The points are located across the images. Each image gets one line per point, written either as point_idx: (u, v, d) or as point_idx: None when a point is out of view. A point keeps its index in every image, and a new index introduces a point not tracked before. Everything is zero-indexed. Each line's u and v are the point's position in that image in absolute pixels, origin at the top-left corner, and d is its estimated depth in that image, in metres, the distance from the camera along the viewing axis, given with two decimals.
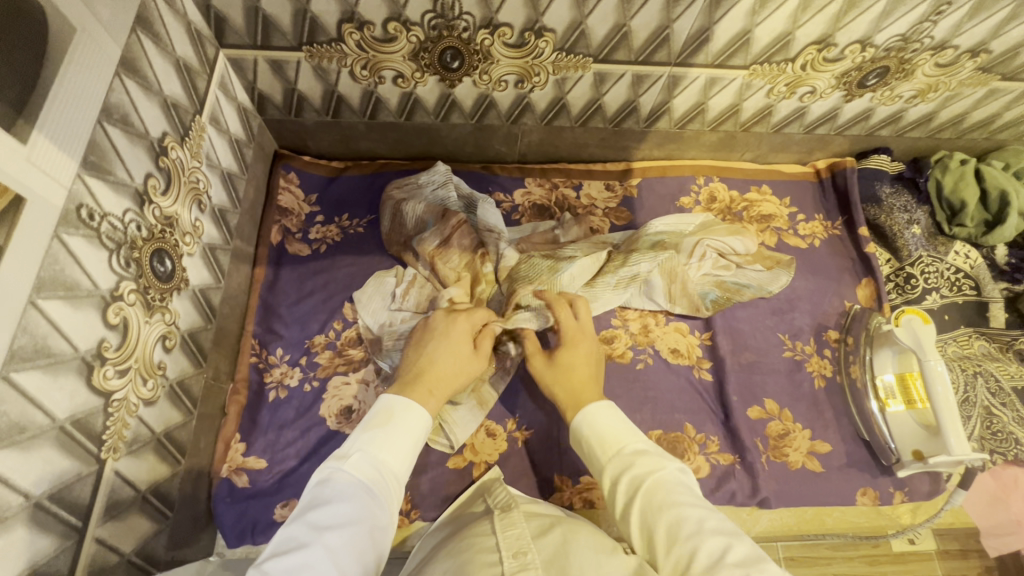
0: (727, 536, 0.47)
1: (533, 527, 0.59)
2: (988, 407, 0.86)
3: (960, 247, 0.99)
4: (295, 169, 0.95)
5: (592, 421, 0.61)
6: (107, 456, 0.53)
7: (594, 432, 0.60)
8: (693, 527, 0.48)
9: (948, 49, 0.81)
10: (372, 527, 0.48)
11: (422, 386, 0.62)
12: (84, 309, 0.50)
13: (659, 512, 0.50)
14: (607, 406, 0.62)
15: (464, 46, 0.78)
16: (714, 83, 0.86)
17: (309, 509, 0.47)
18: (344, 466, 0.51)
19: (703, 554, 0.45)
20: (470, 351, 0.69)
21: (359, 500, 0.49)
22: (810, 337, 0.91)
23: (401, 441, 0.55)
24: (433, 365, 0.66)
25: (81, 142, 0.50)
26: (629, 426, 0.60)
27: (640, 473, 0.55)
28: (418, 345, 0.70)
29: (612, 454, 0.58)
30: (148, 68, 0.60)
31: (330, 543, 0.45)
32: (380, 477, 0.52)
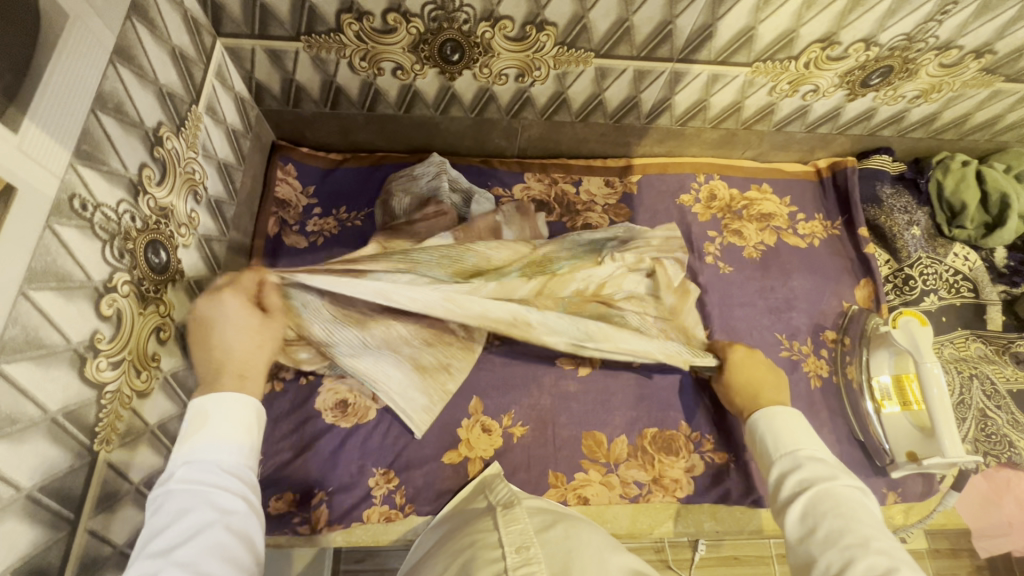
0: (892, 558, 0.47)
1: (538, 522, 0.58)
2: (983, 409, 0.86)
3: (960, 249, 0.98)
4: (293, 161, 0.94)
5: (774, 417, 0.64)
6: (100, 448, 0.53)
7: (771, 426, 0.64)
8: (857, 540, 0.49)
9: (953, 50, 0.80)
10: (227, 525, 0.49)
11: (229, 375, 0.59)
12: (76, 301, 0.49)
13: (828, 515, 0.52)
14: (789, 410, 0.65)
15: (464, 39, 0.77)
16: (717, 80, 0.85)
17: (151, 539, 0.48)
18: (172, 485, 0.51)
19: (860, 564, 0.46)
20: (258, 319, 0.63)
21: (199, 508, 0.49)
22: (807, 337, 0.91)
23: (227, 437, 0.54)
24: (230, 355, 0.60)
25: (74, 131, 0.49)
26: (809, 433, 0.62)
27: (810, 476, 0.57)
28: (204, 342, 0.60)
29: (786, 451, 0.61)
30: (143, 57, 0.59)
31: (182, 559, 0.46)
32: (211, 476, 0.52)
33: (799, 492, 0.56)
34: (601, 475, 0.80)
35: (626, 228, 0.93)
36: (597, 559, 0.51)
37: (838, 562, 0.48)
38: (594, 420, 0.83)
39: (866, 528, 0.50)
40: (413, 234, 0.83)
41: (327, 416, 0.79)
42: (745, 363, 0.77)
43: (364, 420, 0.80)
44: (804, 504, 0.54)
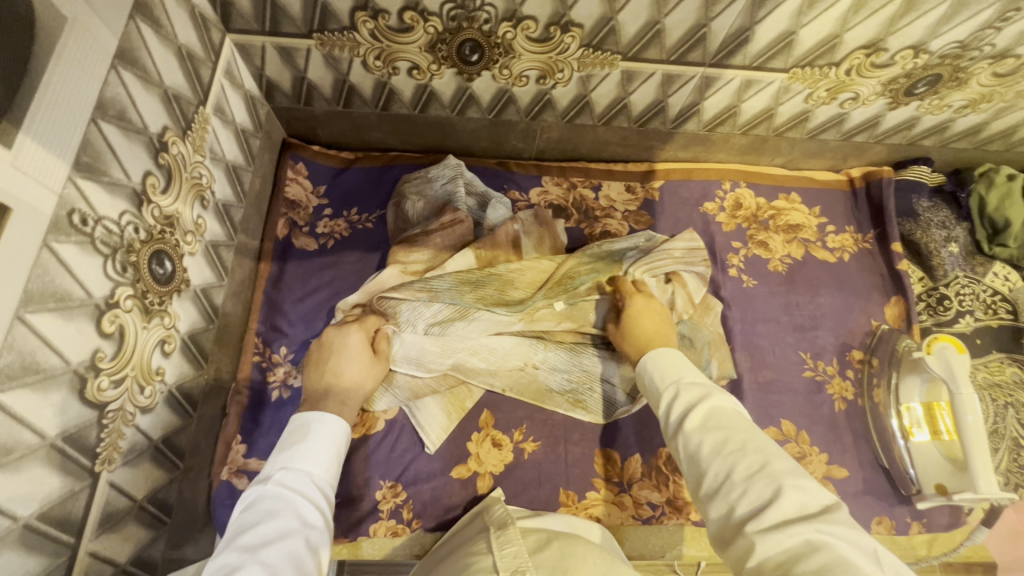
0: (764, 453, 0.45)
1: (531, 543, 0.58)
2: (1017, 439, 0.82)
3: (999, 269, 0.93)
4: (304, 160, 0.91)
5: (664, 358, 0.61)
6: (101, 468, 0.51)
7: (655, 366, 0.61)
8: (736, 445, 0.46)
9: (1009, 58, 0.75)
10: (308, 537, 0.47)
11: (333, 400, 0.65)
12: (76, 320, 0.47)
13: (710, 432, 0.48)
14: (675, 352, 0.62)
15: (484, 39, 0.73)
16: (750, 86, 0.80)
17: (240, 535, 0.46)
18: (267, 484, 0.50)
19: (741, 469, 0.45)
20: (368, 357, 0.71)
21: (288, 514, 0.48)
22: (832, 356, 0.87)
23: (324, 450, 0.55)
24: (340, 380, 0.68)
25: (73, 143, 0.46)
26: (688, 364, 0.59)
27: (690, 398, 0.53)
28: (319, 363, 0.70)
29: (669, 382, 0.58)
30: (148, 59, 0.56)
31: (266, 560, 0.43)
32: (304, 487, 0.51)
33: (686, 415, 0.52)
34: (614, 495, 0.78)
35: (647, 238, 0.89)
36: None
37: (722, 473, 0.46)
38: (608, 438, 0.80)
39: (744, 432, 0.48)
40: (428, 246, 0.84)
41: None
42: (647, 312, 0.74)
43: (373, 430, 0.78)
44: (695, 424, 0.50)
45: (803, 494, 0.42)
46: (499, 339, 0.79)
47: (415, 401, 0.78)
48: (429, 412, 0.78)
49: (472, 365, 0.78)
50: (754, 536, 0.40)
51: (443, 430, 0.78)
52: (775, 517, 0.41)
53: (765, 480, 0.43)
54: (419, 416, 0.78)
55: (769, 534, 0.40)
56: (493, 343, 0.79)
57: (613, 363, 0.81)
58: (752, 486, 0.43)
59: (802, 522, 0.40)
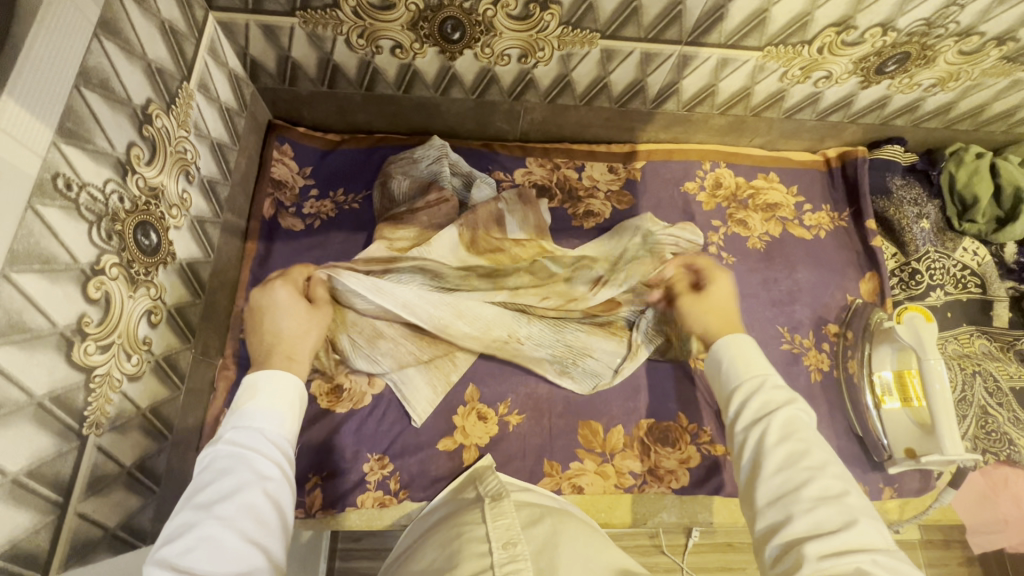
0: (846, 483, 0.47)
1: (523, 517, 0.57)
2: (984, 407, 0.85)
3: (969, 244, 0.96)
4: (290, 141, 0.92)
5: (738, 348, 0.61)
6: (89, 431, 0.53)
7: (734, 354, 0.60)
8: (815, 465, 0.48)
9: (974, 36, 0.77)
10: (265, 489, 0.48)
11: (280, 356, 0.62)
12: (62, 284, 0.48)
13: (790, 442, 0.50)
14: (752, 341, 0.62)
15: (465, 17, 0.74)
16: (726, 64, 0.82)
17: (196, 492, 0.48)
18: (219, 444, 0.51)
19: (814, 489, 0.47)
20: (303, 307, 0.70)
21: (240, 469, 0.49)
22: (809, 330, 0.89)
23: (274, 405, 0.54)
24: (280, 336, 0.65)
25: (57, 109, 0.47)
26: (766, 360, 0.60)
27: (770, 403, 0.54)
28: (255, 328, 0.67)
29: (742, 378, 0.58)
30: (131, 31, 0.57)
31: (222, 514, 0.46)
32: (257, 440, 0.51)
33: (763, 418, 0.53)
34: (597, 465, 0.80)
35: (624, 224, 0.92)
36: (583, 559, 0.49)
37: (790, 484, 0.48)
38: (591, 411, 0.82)
39: (825, 452, 0.49)
40: (414, 224, 0.85)
41: (321, 400, 0.79)
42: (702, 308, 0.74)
43: (360, 404, 0.79)
44: (775, 434, 0.52)
45: (870, 529, 0.44)
46: (484, 308, 0.80)
47: (400, 375, 0.80)
48: (415, 386, 0.80)
49: (455, 331, 0.79)
50: (809, 550, 0.43)
51: (429, 404, 0.80)
52: (837, 541, 0.43)
53: (838, 508, 0.45)
54: (405, 389, 0.80)
55: (826, 554, 0.43)
56: (476, 311, 0.80)
57: (598, 338, 0.83)
58: (821, 508, 0.45)
59: (861, 551, 0.43)
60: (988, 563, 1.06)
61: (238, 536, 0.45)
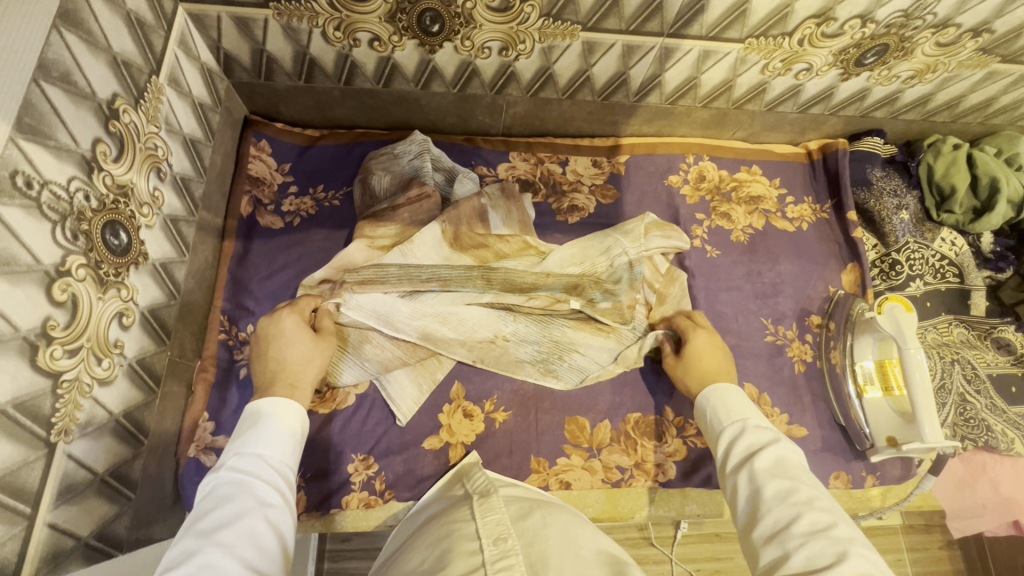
0: (832, 515, 0.47)
1: (513, 511, 0.56)
2: (963, 394, 0.87)
3: (947, 234, 0.98)
4: (267, 137, 0.90)
5: (720, 392, 0.65)
6: (57, 439, 0.51)
7: (720, 401, 0.64)
8: (803, 499, 0.49)
9: (951, 28, 0.78)
10: (267, 515, 0.47)
11: (282, 384, 0.62)
12: (24, 286, 0.47)
13: (777, 478, 0.52)
14: (735, 387, 0.65)
15: (444, 9, 0.73)
16: (708, 57, 0.82)
17: (196, 520, 0.45)
18: (220, 471, 0.49)
19: (804, 523, 0.47)
20: (310, 336, 0.68)
21: (244, 495, 0.47)
22: (792, 321, 0.90)
23: (278, 434, 0.55)
24: (284, 364, 0.65)
25: (15, 104, 0.46)
26: (753, 406, 0.63)
27: (756, 444, 0.57)
28: (260, 355, 0.67)
29: (734, 422, 0.61)
30: (93, 22, 0.55)
31: (224, 540, 0.43)
32: (260, 467, 0.51)
33: (753, 455, 0.55)
34: (584, 460, 0.80)
35: (606, 227, 0.91)
36: (573, 548, 0.49)
37: (782, 522, 0.48)
38: (577, 405, 0.82)
39: (813, 490, 0.50)
40: (395, 221, 0.83)
41: None
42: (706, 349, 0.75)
43: (343, 405, 0.78)
44: (760, 469, 0.53)
45: (866, 562, 0.43)
46: (469, 309, 0.79)
47: (386, 375, 0.79)
48: (400, 384, 0.79)
49: (437, 332, 0.78)
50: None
51: (414, 403, 0.79)
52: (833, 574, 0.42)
53: (828, 541, 0.45)
54: (390, 389, 0.78)
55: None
56: (464, 314, 0.79)
57: (584, 334, 0.82)
58: (813, 540, 0.45)
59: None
60: (969, 548, 1.08)
61: (242, 563, 0.42)
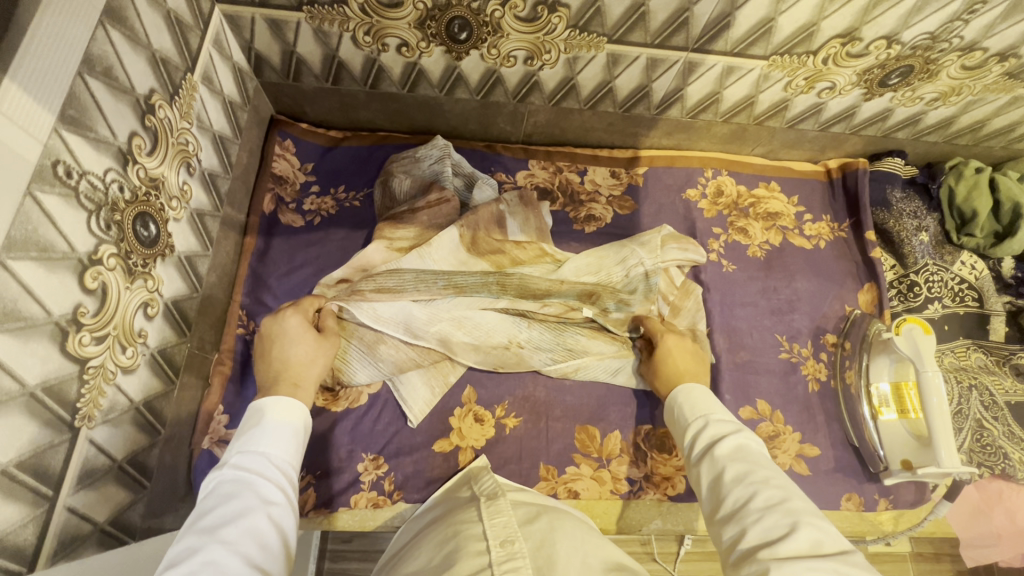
0: (786, 491, 0.48)
1: (520, 514, 0.56)
2: (980, 420, 0.85)
3: (967, 258, 0.97)
4: (292, 137, 0.91)
5: (688, 391, 0.65)
6: (81, 424, 0.52)
7: (684, 400, 0.64)
8: (759, 478, 0.49)
9: (977, 51, 0.78)
10: (270, 514, 0.47)
11: (285, 382, 0.62)
12: (59, 272, 0.48)
13: (736, 460, 0.52)
14: (700, 384, 0.66)
15: (473, 17, 0.74)
16: (731, 72, 0.83)
17: (200, 517, 0.45)
18: (224, 469, 0.50)
19: (761, 499, 0.47)
20: (313, 336, 0.68)
21: (247, 493, 0.47)
22: (807, 339, 0.89)
23: (280, 433, 0.55)
24: (287, 363, 0.65)
25: (60, 95, 0.47)
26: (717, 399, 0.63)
27: (718, 432, 0.57)
28: (264, 354, 0.67)
29: (698, 414, 0.61)
30: (136, 20, 0.57)
31: (228, 538, 0.43)
32: (263, 466, 0.51)
33: (715, 442, 0.55)
34: (593, 470, 0.79)
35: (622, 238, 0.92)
36: (580, 555, 0.48)
37: (740, 501, 0.49)
38: (589, 415, 0.82)
39: (768, 469, 0.51)
40: (414, 224, 0.84)
41: (317, 399, 0.78)
42: (678, 348, 0.76)
43: (356, 403, 0.79)
44: (723, 452, 0.53)
45: (818, 534, 0.44)
46: (484, 314, 0.80)
47: (398, 376, 0.79)
48: (412, 386, 0.79)
49: (451, 334, 0.78)
50: (764, 559, 0.42)
51: (426, 406, 0.79)
52: (788, 549, 0.42)
53: (782, 514, 0.45)
54: (402, 390, 0.79)
55: (783, 561, 0.41)
56: (479, 318, 0.79)
57: (599, 343, 0.82)
58: (768, 516, 0.46)
59: (817, 559, 0.41)
60: None
61: (244, 560, 0.42)
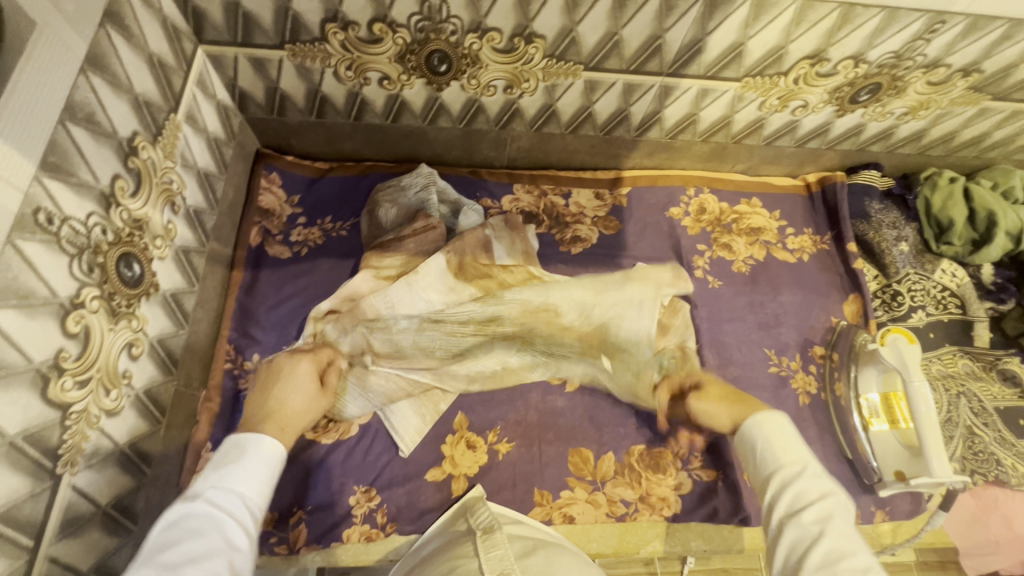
0: None
1: (516, 549, 0.56)
2: (970, 427, 0.86)
3: (947, 265, 0.99)
4: (278, 169, 0.92)
5: (773, 425, 0.59)
6: (63, 471, 0.51)
7: (764, 434, 0.59)
8: (852, 566, 0.47)
9: (941, 68, 0.80)
10: (229, 560, 0.47)
11: (274, 423, 0.61)
12: (40, 318, 0.48)
13: (829, 537, 0.49)
14: (777, 414, 0.60)
15: (452, 50, 0.76)
16: (706, 95, 0.85)
17: (160, 554, 0.45)
18: (195, 503, 0.49)
19: None
20: (315, 389, 0.69)
21: (209, 535, 0.47)
22: (795, 352, 0.90)
23: (259, 469, 0.54)
24: (286, 407, 0.64)
25: (40, 144, 0.48)
26: (796, 436, 0.58)
27: (805, 492, 0.53)
28: (265, 386, 0.67)
29: (782, 461, 0.56)
30: (118, 65, 0.58)
31: None
32: (235, 507, 0.50)
33: (803, 506, 0.52)
34: (587, 494, 0.79)
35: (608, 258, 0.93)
36: None
37: None
38: (583, 437, 0.81)
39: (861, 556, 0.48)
40: (400, 253, 0.84)
41: (307, 431, 0.77)
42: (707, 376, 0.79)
43: (346, 435, 0.78)
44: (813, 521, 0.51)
45: None
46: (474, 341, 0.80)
47: (390, 406, 0.79)
48: (403, 415, 0.79)
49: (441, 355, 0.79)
50: None
51: (417, 434, 0.79)
52: None
53: None
54: (392, 419, 0.79)
55: None
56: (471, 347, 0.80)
57: (588, 364, 0.82)
58: None
59: None
60: None
61: None
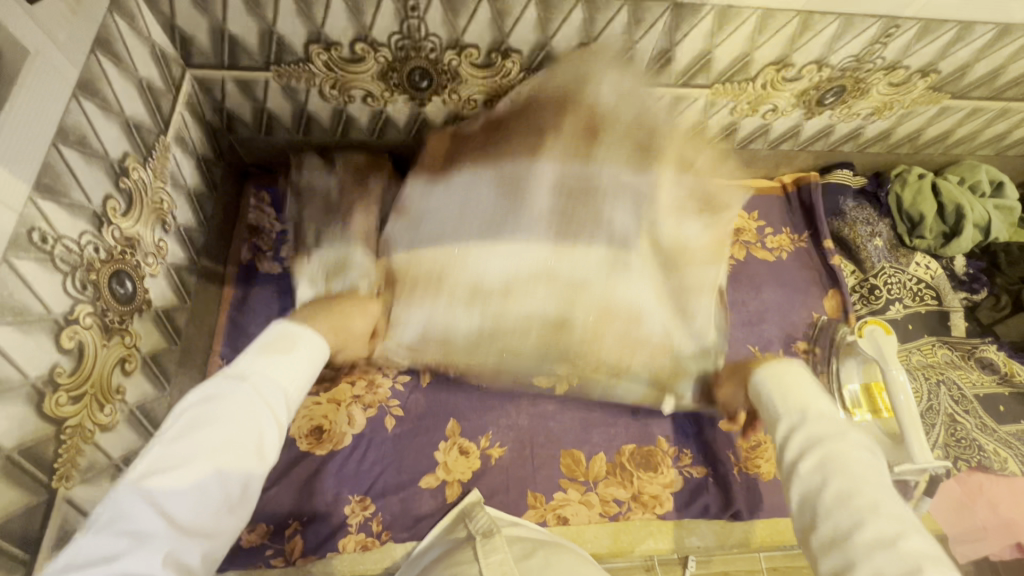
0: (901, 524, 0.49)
1: (516, 552, 0.57)
2: (952, 415, 0.88)
3: (921, 259, 1.02)
4: (266, 187, 0.94)
5: (777, 375, 0.64)
6: (58, 484, 0.52)
7: (776, 382, 0.63)
8: (866, 504, 0.51)
9: (901, 69, 0.84)
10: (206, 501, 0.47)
11: None
12: (34, 334, 0.49)
13: (832, 481, 0.53)
14: (794, 365, 0.65)
15: (432, 67, 0.80)
16: (679, 101, 0.88)
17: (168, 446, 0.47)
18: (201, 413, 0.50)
19: (868, 532, 0.49)
20: None
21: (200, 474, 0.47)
22: (778, 348, 0.93)
23: (290, 368, 0.55)
24: None
25: (34, 166, 0.50)
26: (810, 382, 0.63)
27: (819, 434, 0.57)
28: None
29: (786, 402, 0.61)
30: (109, 90, 0.60)
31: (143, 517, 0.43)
32: (256, 405, 0.52)
33: (801, 455, 0.56)
34: (580, 494, 0.80)
35: None
36: None
37: (844, 528, 0.50)
38: (575, 438, 0.83)
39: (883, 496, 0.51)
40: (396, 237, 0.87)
41: (301, 443, 0.79)
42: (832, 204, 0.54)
43: (340, 445, 0.80)
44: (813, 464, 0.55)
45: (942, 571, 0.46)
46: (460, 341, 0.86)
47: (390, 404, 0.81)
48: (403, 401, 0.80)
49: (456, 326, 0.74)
50: None
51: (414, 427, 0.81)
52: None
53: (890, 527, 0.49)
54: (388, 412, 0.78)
55: None
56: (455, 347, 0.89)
57: None
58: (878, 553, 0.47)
59: None
60: None
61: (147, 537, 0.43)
